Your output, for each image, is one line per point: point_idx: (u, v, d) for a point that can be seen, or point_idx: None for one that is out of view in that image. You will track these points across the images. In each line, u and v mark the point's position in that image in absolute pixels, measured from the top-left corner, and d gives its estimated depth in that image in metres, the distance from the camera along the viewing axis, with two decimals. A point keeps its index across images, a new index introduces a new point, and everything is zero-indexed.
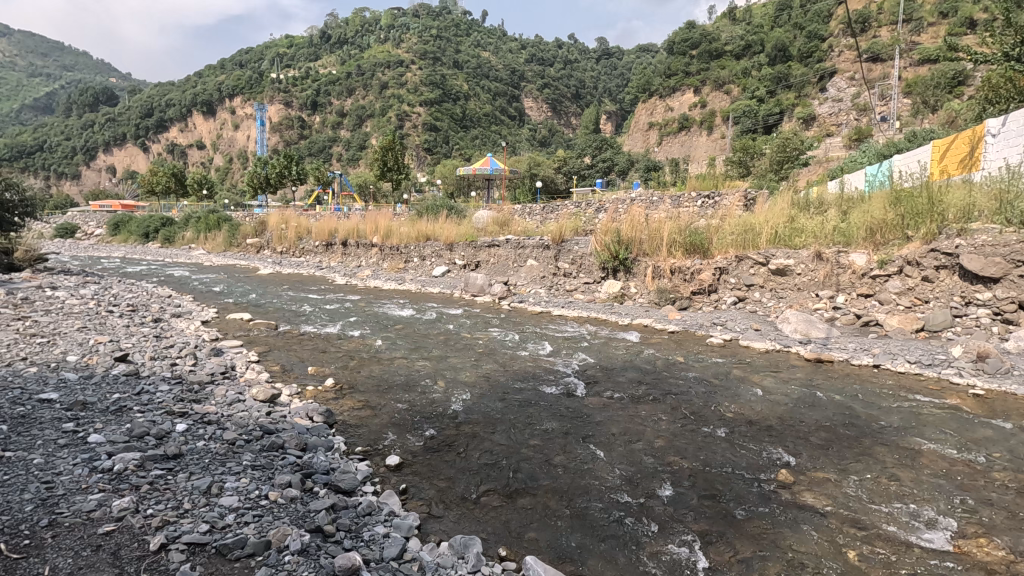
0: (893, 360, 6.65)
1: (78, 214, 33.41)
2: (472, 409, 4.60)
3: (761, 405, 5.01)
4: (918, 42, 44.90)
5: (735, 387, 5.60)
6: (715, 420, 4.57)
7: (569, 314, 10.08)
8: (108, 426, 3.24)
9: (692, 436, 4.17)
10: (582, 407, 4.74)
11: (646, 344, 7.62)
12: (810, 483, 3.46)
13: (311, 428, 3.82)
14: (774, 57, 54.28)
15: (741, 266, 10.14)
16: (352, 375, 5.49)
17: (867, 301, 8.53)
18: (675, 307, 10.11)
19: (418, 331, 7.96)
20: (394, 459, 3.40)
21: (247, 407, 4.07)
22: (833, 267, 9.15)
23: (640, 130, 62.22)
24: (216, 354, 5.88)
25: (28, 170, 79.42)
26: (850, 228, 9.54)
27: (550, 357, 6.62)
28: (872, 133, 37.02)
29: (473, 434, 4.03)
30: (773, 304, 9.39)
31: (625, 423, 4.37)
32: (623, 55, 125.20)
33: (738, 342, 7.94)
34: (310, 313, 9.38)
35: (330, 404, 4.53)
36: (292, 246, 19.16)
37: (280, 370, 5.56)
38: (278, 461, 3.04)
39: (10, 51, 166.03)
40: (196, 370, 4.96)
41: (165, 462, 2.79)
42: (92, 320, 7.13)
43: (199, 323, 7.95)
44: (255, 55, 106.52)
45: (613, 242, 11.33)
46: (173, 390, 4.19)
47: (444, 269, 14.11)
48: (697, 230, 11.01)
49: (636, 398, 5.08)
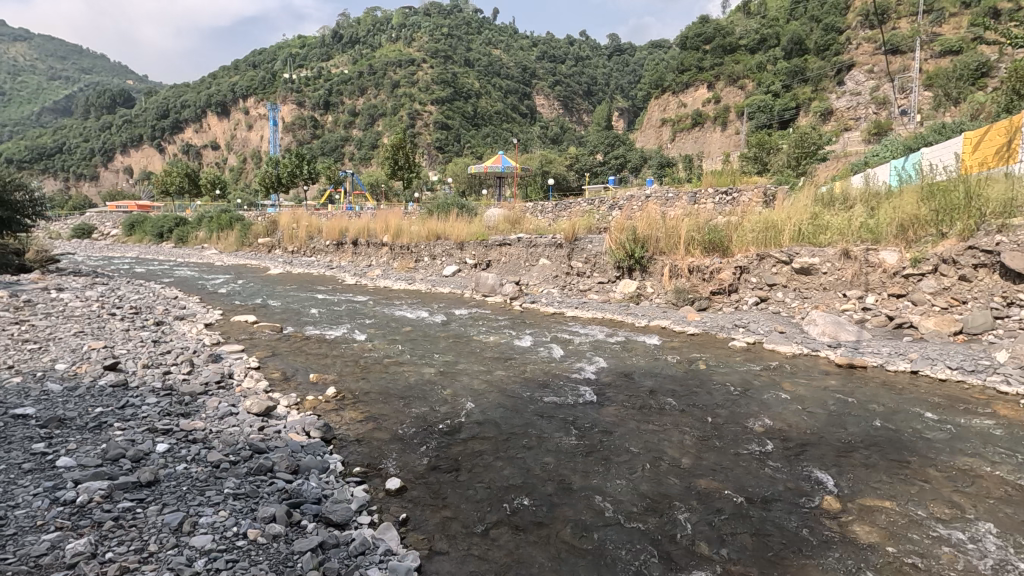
0: (931, 366, 6.22)
1: (94, 215, 33.63)
2: (481, 421, 4.30)
3: (795, 418, 4.65)
4: (939, 33, 43.77)
5: (764, 397, 5.24)
6: (746, 433, 4.24)
7: (583, 315, 9.76)
8: (82, 446, 2.96)
9: (723, 454, 3.83)
10: (599, 419, 4.42)
11: (665, 348, 7.28)
12: (861, 513, 3.08)
13: (306, 445, 3.54)
14: (790, 51, 53.29)
15: (763, 265, 9.72)
16: (356, 383, 5.22)
17: (898, 302, 8.10)
18: (693, 307, 9.72)
19: (428, 334, 7.69)
20: (395, 482, 3.10)
21: (239, 423, 3.78)
22: (861, 266, 8.72)
23: (653, 126, 61.40)
24: (214, 360, 5.64)
25: (48, 172, 80.50)
26: (879, 225, 9.11)
27: (564, 362, 6.31)
28: (891, 127, 36.30)
29: (485, 449, 3.76)
30: (797, 304, 8.98)
31: (647, 438, 4.07)
32: (635, 51, 123.96)
33: (762, 345, 7.53)
34: (317, 315, 9.14)
35: (330, 416, 4.26)
36: (302, 246, 18.99)
37: (281, 377, 5.30)
38: (265, 488, 2.74)
39: (32, 56, 169.45)
40: (190, 380, 4.71)
41: (136, 492, 2.50)
42: (91, 324, 6.91)
43: (202, 326, 7.75)
44: (268, 56, 107.23)
45: (629, 241, 10.96)
46: (161, 402, 3.91)
47: (455, 269, 13.83)
48: (716, 228, 10.63)
49: (656, 408, 4.77)
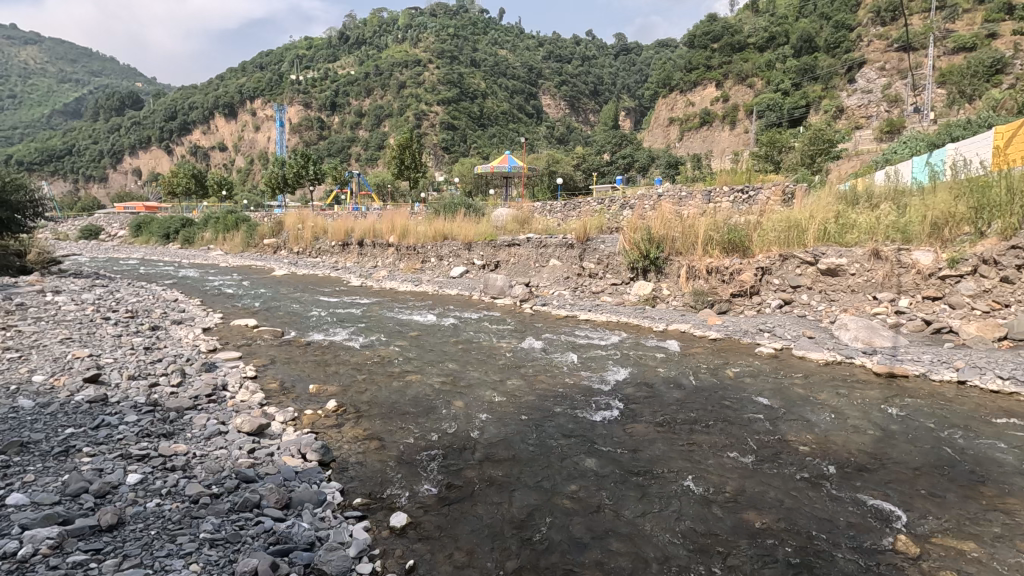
0: (981, 376, 5.74)
1: (101, 217, 33.49)
2: (496, 440, 3.90)
3: (843, 437, 4.22)
4: (952, 29, 43.05)
5: (804, 411, 4.81)
6: (791, 454, 3.85)
7: (598, 318, 9.34)
8: (41, 478, 2.57)
9: (769, 480, 3.42)
10: (629, 439, 4.00)
11: (688, 354, 6.87)
12: (945, 557, 2.64)
13: (301, 472, 3.15)
14: (800, 48, 52.44)
15: (786, 266, 9.30)
16: (359, 395, 4.82)
17: (935, 305, 7.63)
18: (713, 310, 9.24)
19: (436, 339, 7.32)
20: (401, 519, 2.71)
21: (227, 444, 3.40)
22: (894, 267, 8.25)
23: (661, 126, 60.66)
24: (208, 369, 5.27)
25: (58, 174, 80.83)
26: (911, 223, 8.62)
27: (582, 371, 5.88)
28: (904, 125, 35.71)
29: (503, 473, 3.38)
30: (823, 308, 8.52)
31: (684, 461, 3.66)
32: (642, 51, 123.08)
33: (790, 352, 7.06)
34: (320, 319, 8.73)
35: (329, 433, 3.87)
36: (308, 246, 18.68)
37: (278, 388, 4.91)
38: (248, 532, 2.36)
39: (42, 59, 170.35)
40: (178, 394, 4.31)
41: (94, 541, 2.11)
42: (81, 330, 6.54)
43: (200, 331, 7.37)
44: (275, 57, 107.35)
45: (644, 241, 10.53)
46: (142, 420, 3.52)
47: (462, 270, 13.43)
48: (736, 227, 10.19)
49: (689, 425, 4.35)
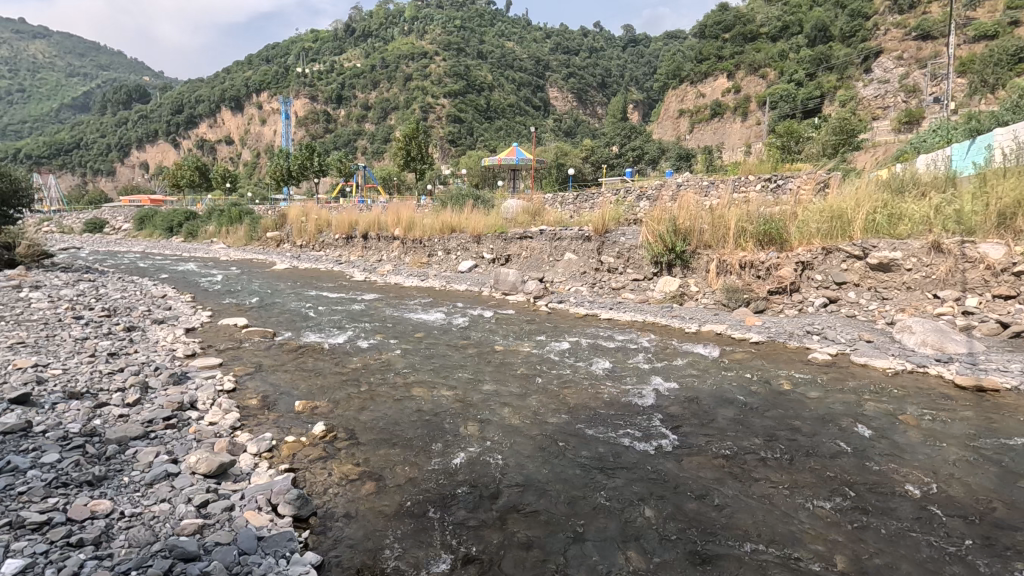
0: None
1: (105, 210, 32.69)
2: (523, 482, 3.06)
3: (959, 475, 3.35)
4: (973, 17, 41.56)
5: (895, 437, 3.95)
6: (901, 501, 3.01)
7: (621, 317, 8.47)
8: None
9: (893, 544, 2.61)
10: (691, 480, 3.18)
11: (731, 360, 6.02)
12: None
13: (265, 539, 2.34)
14: (814, 38, 51.26)
15: (830, 260, 8.37)
16: (351, 414, 3.98)
17: (1009, 305, 6.75)
18: (750, 309, 8.31)
19: (443, 340, 6.56)
20: None
21: (175, 492, 2.61)
22: (958, 261, 7.33)
23: (670, 117, 59.20)
24: (176, 381, 4.46)
25: (65, 169, 80.05)
26: (973, 213, 7.69)
27: (614, 382, 5.03)
28: (923, 116, 34.48)
29: (539, 533, 2.58)
30: (875, 307, 7.61)
31: (767, 514, 2.84)
32: (650, 43, 120.74)
33: (848, 359, 6.16)
34: (316, 317, 7.89)
35: (306, 472, 3.03)
36: (311, 239, 17.83)
37: (257, 406, 4.08)
38: None
39: (52, 54, 169.64)
40: (129, 418, 3.51)
41: None
42: (40, 332, 5.72)
43: (182, 331, 6.60)
44: (281, 50, 106.22)
45: (668, 233, 9.64)
46: (67, 460, 2.73)
47: (470, 264, 12.58)
48: (772, 218, 9.27)
49: (758, 459, 3.50)
